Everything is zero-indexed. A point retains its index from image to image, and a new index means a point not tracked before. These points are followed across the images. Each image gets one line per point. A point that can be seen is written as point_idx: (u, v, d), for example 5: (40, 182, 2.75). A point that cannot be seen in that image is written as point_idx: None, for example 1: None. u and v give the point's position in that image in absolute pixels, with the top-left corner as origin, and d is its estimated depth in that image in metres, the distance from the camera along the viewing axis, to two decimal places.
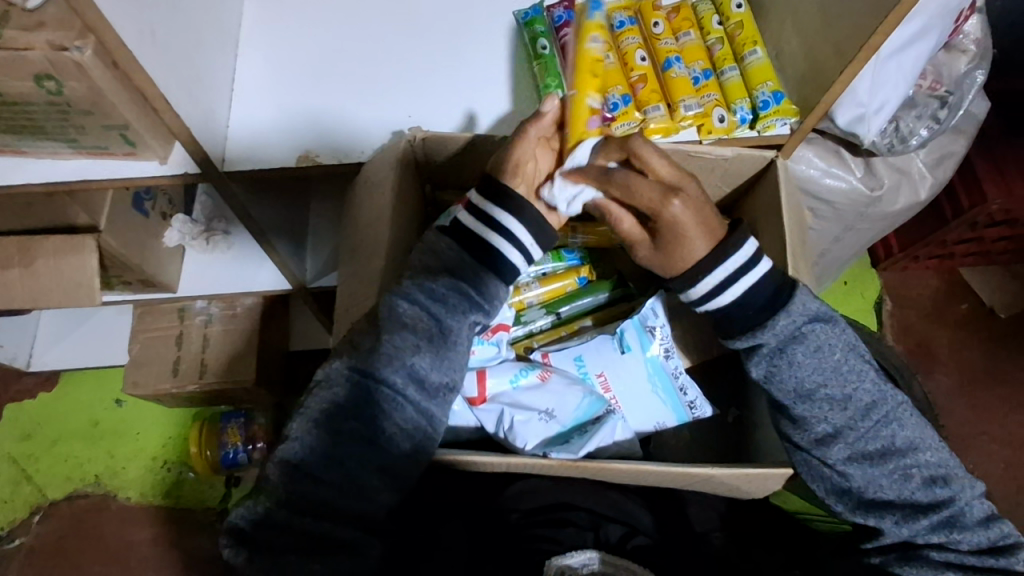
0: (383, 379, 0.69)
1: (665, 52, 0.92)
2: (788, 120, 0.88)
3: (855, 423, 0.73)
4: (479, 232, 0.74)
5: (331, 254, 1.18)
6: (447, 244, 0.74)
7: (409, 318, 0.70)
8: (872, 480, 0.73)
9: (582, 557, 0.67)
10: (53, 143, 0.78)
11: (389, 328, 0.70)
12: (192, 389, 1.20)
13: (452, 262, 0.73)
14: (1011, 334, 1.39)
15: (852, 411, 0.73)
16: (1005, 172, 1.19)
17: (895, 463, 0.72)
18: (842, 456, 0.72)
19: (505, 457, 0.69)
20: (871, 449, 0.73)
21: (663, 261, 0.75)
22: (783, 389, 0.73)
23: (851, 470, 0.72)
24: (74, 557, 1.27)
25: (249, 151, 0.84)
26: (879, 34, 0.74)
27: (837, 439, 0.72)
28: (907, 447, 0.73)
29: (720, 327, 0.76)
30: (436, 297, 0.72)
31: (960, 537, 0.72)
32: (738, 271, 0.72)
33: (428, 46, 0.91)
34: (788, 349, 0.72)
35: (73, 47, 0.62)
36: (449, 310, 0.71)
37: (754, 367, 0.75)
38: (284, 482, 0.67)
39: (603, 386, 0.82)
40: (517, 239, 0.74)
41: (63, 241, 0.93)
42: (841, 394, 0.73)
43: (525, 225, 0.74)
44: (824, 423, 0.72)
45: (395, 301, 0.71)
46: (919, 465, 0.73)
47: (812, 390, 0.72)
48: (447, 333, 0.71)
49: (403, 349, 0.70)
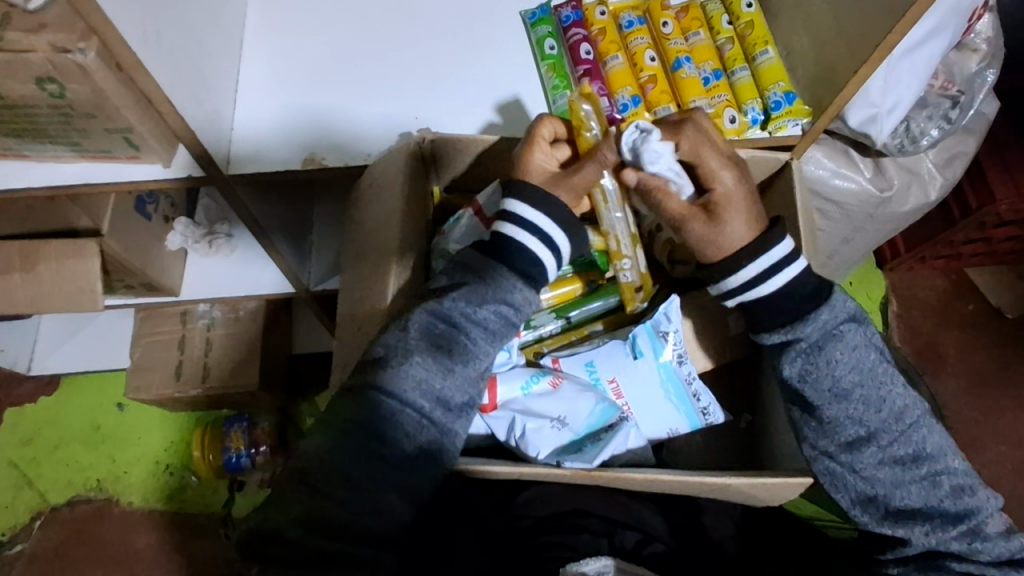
0: (410, 401, 0.69)
1: (675, 52, 0.91)
2: (800, 120, 0.87)
3: (889, 426, 0.71)
4: (504, 232, 0.73)
5: (334, 256, 1.16)
6: (483, 261, 0.74)
7: (442, 338, 0.71)
8: (901, 485, 0.71)
9: (597, 565, 0.65)
10: (55, 146, 0.77)
11: (418, 349, 0.70)
12: (194, 393, 1.19)
13: (486, 280, 0.73)
14: (1019, 335, 1.38)
15: (885, 413, 0.71)
16: (1015, 171, 1.17)
17: (926, 468, 0.71)
18: (874, 460, 0.71)
19: (519, 467, 0.68)
20: (902, 454, 0.71)
21: (710, 238, 0.72)
22: (818, 389, 0.71)
23: (880, 473, 0.71)
24: (76, 564, 1.26)
25: (253, 153, 0.83)
26: (894, 33, 0.72)
27: (869, 442, 0.71)
28: (938, 453, 0.72)
29: (752, 320, 0.75)
30: (468, 317, 0.72)
31: (982, 547, 0.71)
32: (786, 260, 0.71)
33: (432, 44, 0.90)
34: (826, 347, 0.71)
35: (76, 49, 0.61)
36: (484, 334, 0.72)
37: (788, 364, 0.73)
38: (298, 499, 0.65)
39: (614, 393, 0.81)
40: (550, 240, 0.74)
41: (65, 245, 0.91)
42: (876, 396, 0.71)
43: (558, 227, 0.74)
44: (857, 425, 0.71)
45: (431, 319, 0.71)
46: (947, 472, 0.72)
47: (849, 390, 0.71)
48: (475, 354, 0.72)
49: (432, 370, 0.70)
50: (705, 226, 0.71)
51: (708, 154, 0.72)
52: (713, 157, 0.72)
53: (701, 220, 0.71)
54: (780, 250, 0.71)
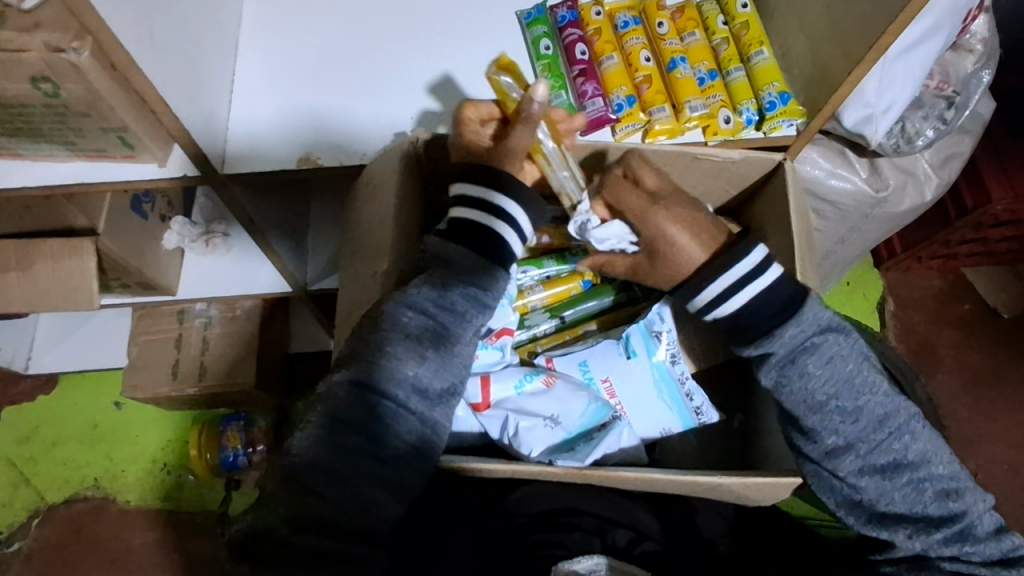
0: (386, 391, 0.68)
1: (670, 52, 0.91)
2: (794, 121, 0.87)
3: (867, 435, 0.71)
4: (491, 225, 0.73)
5: (331, 254, 1.16)
6: (455, 247, 0.72)
7: (415, 327, 0.70)
8: (884, 492, 0.71)
9: (588, 563, 0.66)
10: (50, 145, 0.77)
11: (391, 339, 0.69)
12: (192, 392, 1.19)
13: (460, 267, 0.72)
14: (1015, 335, 1.39)
15: (864, 423, 0.71)
16: (1010, 172, 1.18)
17: (907, 476, 0.71)
18: (854, 468, 0.71)
19: (509, 466, 0.69)
20: (880, 463, 0.71)
21: (661, 279, 0.76)
22: (794, 401, 0.72)
23: (862, 482, 0.71)
24: (72, 562, 1.26)
25: (248, 153, 0.83)
26: (888, 34, 0.72)
27: (848, 451, 0.71)
28: (920, 460, 0.71)
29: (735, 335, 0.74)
30: (441, 303, 0.71)
31: (972, 549, 0.71)
32: (754, 270, 0.71)
33: (428, 43, 0.90)
34: (798, 360, 0.71)
35: (70, 49, 0.61)
36: (459, 319, 0.71)
37: (764, 377, 0.73)
38: (286, 497, 0.65)
39: (607, 392, 0.82)
40: (524, 231, 0.75)
41: (60, 245, 0.91)
42: (852, 406, 0.71)
43: (531, 216, 0.75)
44: (834, 436, 0.71)
45: (400, 310, 0.70)
46: (931, 478, 0.71)
47: (823, 402, 0.71)
48: (453, 339, 0.71)
49: (407, 359, 0.69)
50: (652, 270, 0.76)
51: (630, 206, 0.74)
52: (635, 206, 0.74)
53: (646, 266, 0.76)
54: (736, 272, 0.71)
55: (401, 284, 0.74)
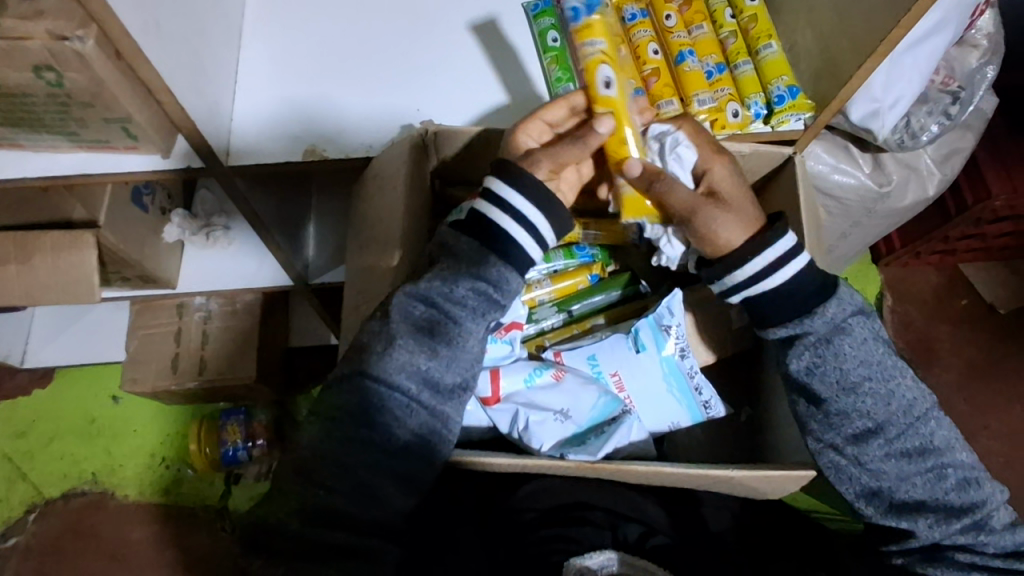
0: (396, 384, 0.68)
1: (678, 46, 0.91)
2: (803, 115, 0.87)
3: (897, 419, 0.71)
4: (495, 220, 0.72)
5: (333, 247, 1.15)
6: (465, 242, 0.72)
7: (424, 320, 0.70)
8: (907, 479, 0.71)
9: (601, 558, 0.66)
10: (52, 136, 0.76)
11: (400, 332, 0.69)
12: (191, 386, 1.18)
13: (469, 262, 0.71)
14: (1014, 330, 1.39)
15: (894, 407, 0.71)
16: (1011, 168, 1.18)
17: (932, 461, 0.71)
18: (880, 453, 0.71)
19: (522, 458, 0.68)
20: (908, 447, 0.71)
21: (717, 220, 0.72)
22: (826, 381, 0.71)
23: (886, 467, 0.71)
24: (70, 558, 1.25)
25: (251, 144, 0.82)
26: (899, 28, 0.72)
27: (876, 435, 0.71)
28: (944, 447, 0.72)
29: (756, 318, 0.74)
30: (450, 297, 0.70)
31: (987, 540, 0.71)
32: (766, 269, 0.71)
33: (433, 34, 0.89)
34: (834, 340, 0.71)
35: (74, 37, 0.60)
36: (467, 312, 0.71)
37: (796, 357, 0.73)
38: (296, 492, 0.65)
39: (616, 386, 0.81)
40: (533, 226, 0.72)
41: (61, 237, 0.90)
42: (884, 389, 0.71)
43: (541, 213, 0.72)
44: (864, 418, 0.71)
45: (409, 302, 0.70)
46: (953, 465, 0.72)
47: (857, 383, 0.71)
48: (463, 333, 0.71)
49: (416, 352, 0.69)
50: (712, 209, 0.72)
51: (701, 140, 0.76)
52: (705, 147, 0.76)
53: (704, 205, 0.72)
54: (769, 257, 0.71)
55: (410, 279, 0.74)
